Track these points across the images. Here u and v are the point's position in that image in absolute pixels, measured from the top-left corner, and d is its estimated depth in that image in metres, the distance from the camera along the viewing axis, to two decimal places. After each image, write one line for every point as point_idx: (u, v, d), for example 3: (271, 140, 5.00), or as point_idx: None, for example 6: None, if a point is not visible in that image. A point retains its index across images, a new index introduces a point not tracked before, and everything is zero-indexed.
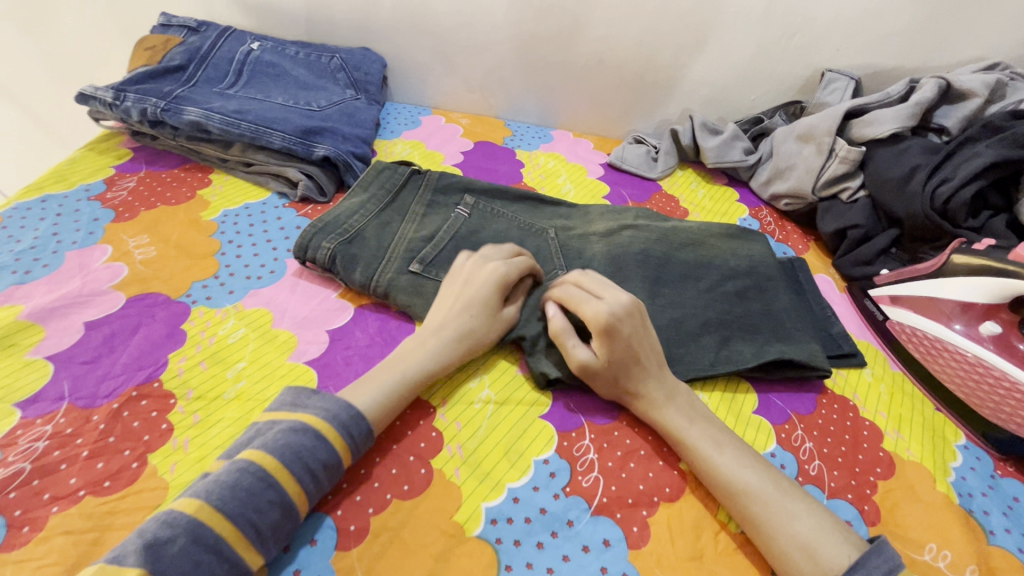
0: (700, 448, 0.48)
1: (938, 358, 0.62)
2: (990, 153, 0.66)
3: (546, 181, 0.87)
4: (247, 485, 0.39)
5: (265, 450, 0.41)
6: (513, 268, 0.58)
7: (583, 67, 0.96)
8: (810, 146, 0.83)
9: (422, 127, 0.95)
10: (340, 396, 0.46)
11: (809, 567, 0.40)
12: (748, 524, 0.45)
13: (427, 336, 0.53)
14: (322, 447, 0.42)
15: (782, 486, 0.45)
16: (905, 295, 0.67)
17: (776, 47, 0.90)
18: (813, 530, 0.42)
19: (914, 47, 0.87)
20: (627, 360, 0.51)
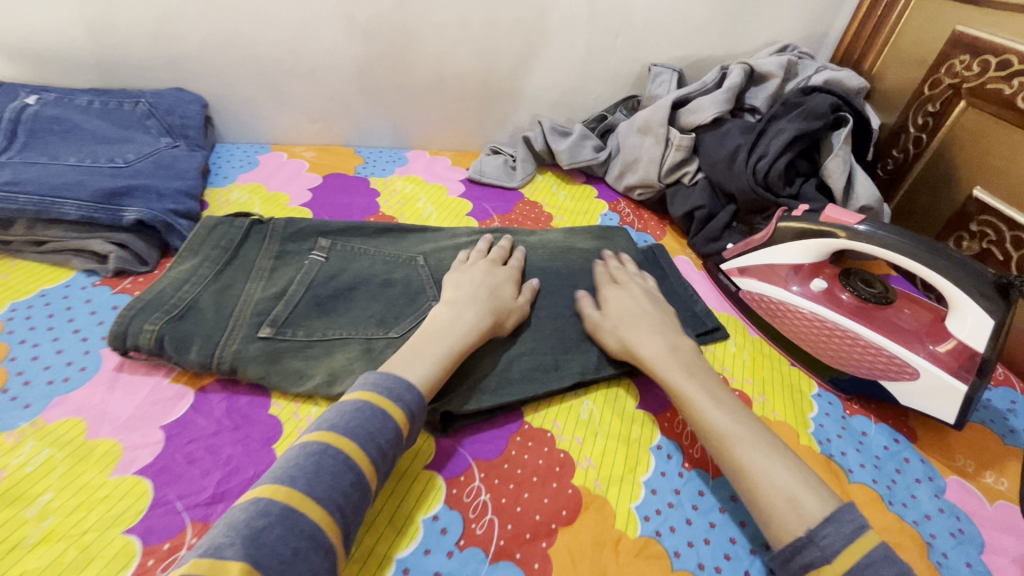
0: (697, 399, 0.52)
1: (784, 319, 0.68)
2: (792, 127, 0.74)
3: (405, 208, 0.83)
4: (331, 466, 0.40)
5: (342, 433, 0.42)
6: (512, 267, 0.67)
7: (426, 85, 0.94)
8: (649, 138, 0.88)
9: (260, 168, 0.87)
10: (392, 375, 0.48)
11: (790, 515, 0.43)
12: (736, 472, 0.47)
13: (464, 310, 0.57)
14: (389, 426, 0.44)
15: (767, 438, 0.49)
16: (750, 266, 0.72)
17: (605, 47, 0.94)
18: (789, 481, 0.45)
19: (719, 37, 0.95)
20: (626, 312, 0.62)
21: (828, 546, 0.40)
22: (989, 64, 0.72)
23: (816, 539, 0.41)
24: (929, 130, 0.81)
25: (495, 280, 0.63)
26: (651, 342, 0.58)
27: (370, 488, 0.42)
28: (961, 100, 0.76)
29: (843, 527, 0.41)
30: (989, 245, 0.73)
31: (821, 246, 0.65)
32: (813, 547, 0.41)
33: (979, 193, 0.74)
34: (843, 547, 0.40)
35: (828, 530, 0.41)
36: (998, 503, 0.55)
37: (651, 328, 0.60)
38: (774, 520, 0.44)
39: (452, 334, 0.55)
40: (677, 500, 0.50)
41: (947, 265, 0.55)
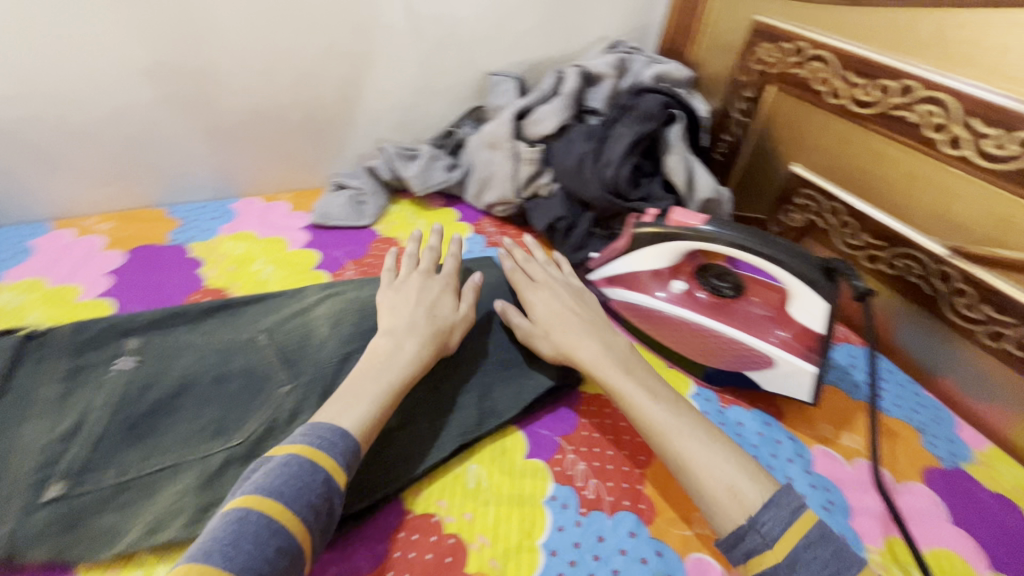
0: (632, 397, 0.52)
1: (656, 325, 0.68)
2: (630, 131, 0.74)
3: (237, 274, 0.72)
4: (253, 533, 0.38)
5: (264, 493, 0.40)
6: (445, 273, 0.65)
7: (241, 123, 0.82)
8: (499, 153, 0.85)
9: (36, 256, 0.70)
10: (325, 424, 0.46)
11: (731, 504, 0.44)
12: (676, 465, 0.48)
13: (403, 340, 0.55)
14: (320, 479, 0.42)
15: (704, 428, 0.50)
16: (616, 275, 0.71)
17: (436, 61, 0.89)
18: (724, 470, 0.46)
19: (551, 38, 0.94)
20: (555, 314, 0.62)
21: (770, 531, 0.42)
22: (786, 50, 0.78)
23: (757, 526, 0.42)
24: (749, 113, 0.86)
25: (433, 294, 0.61)
26: (583, 344, 0.58)
27: (299, 551, 0.39)
28: (770, 84, 0.82)
29: (782, 509, 0.43)
30: (812, 215, 0.80)
31: (673, 249, 0.65)
32: (756, 533, 0.42)
33: (797, 169, 0.80)
34: (784, 531, 0.42)
35: (767, 514, 0.43)
36: (855, 461, 0.60)
37: (581, 328, 0.60)
38: (719, 510, 0.45)
39: (391, 368, 0.52)
40: (579, 555, 0.48)
41: (796, 263, 0.57)
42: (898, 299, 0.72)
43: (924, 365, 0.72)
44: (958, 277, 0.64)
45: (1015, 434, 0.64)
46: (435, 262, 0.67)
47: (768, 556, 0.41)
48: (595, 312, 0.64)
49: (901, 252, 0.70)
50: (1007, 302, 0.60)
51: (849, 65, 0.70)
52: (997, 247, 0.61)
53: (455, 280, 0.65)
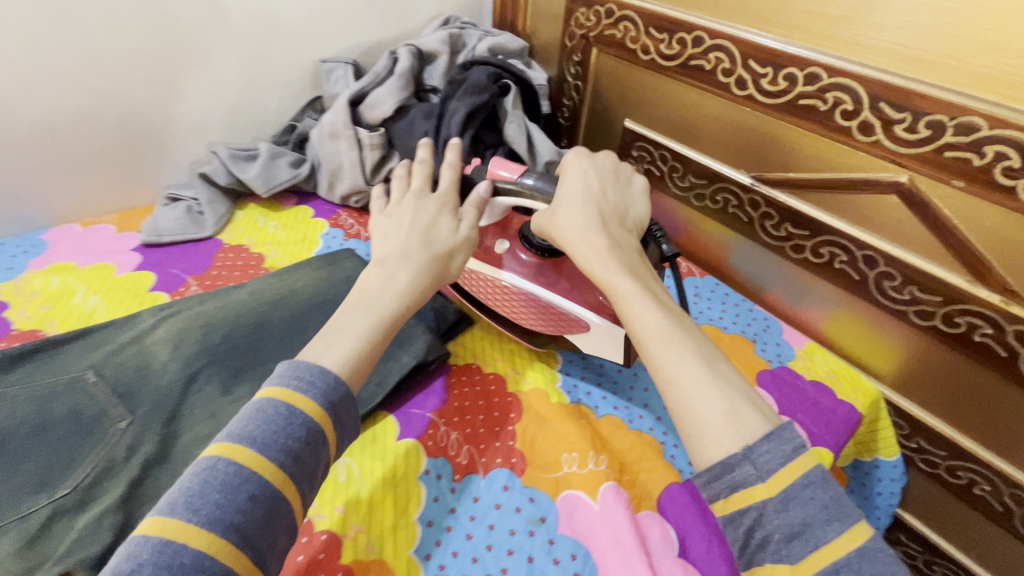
0: (634, 299, 0.49)
1: (489, 291, 0.66)
2: (464, 104, 0.75)
3: (56, 312, 0.65)
4: (221, 482, 0.36)
5: (236, 441, 0.38)
6: (444, 191, 0.61)
7: (32, 141, 0.72)
8: (342, 142, 0.82)
9: None
10: (308, 363, 0.43)
11: (728, 428, 0.41)
12: (663, 380, 0.45)
13: (395, 268, 0.52)
14: (297, 424, 0.39)
15: (709, 352, 0.46)
16: None
17: (259, 52, 0.83)
18: (715, 392, 0.43)
19: (382, 19, 0.92)
20: (577, 203, 0.57)
21: (765, 465, 0.39)
22: (600, 13, 0.83)
23: (753, 456, 0.40)
24: (581, 77, 0.90)
25: (428, 217, 0.57)
26: (593, 240, 0.54)
27: (278, 495, 0.37)
28: (593, 47, 0.86)
29: (784, 445, 0.40)
30: (648, 165, 0.87)
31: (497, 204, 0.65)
32: (750, 464, 0.39)
33: (629, 124, 0.86)
34: (779, 466, 0.39)
35: (767, 447, 0.40)
36: None
37: (593, 224, 0.55)
38: (704, 436, 0.42)
39: (381, 300, 0.49)
40: (454, 520, 0.50)
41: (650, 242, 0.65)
42: (726, 230, 0.81)
43: (753, 283, 0.81)
44: (765, 202, 0.73)
45: (827, 328, 0.75)
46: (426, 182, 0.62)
47: (757, 491, 0.39)
48: (620, 212, 0.59)
49: (720, 188, 0.78)
50: (802, 217, 0.70)
51: (651, 22, 0.76)
52: (789, 171, 0.70)
53: (453, 197, 0.61)
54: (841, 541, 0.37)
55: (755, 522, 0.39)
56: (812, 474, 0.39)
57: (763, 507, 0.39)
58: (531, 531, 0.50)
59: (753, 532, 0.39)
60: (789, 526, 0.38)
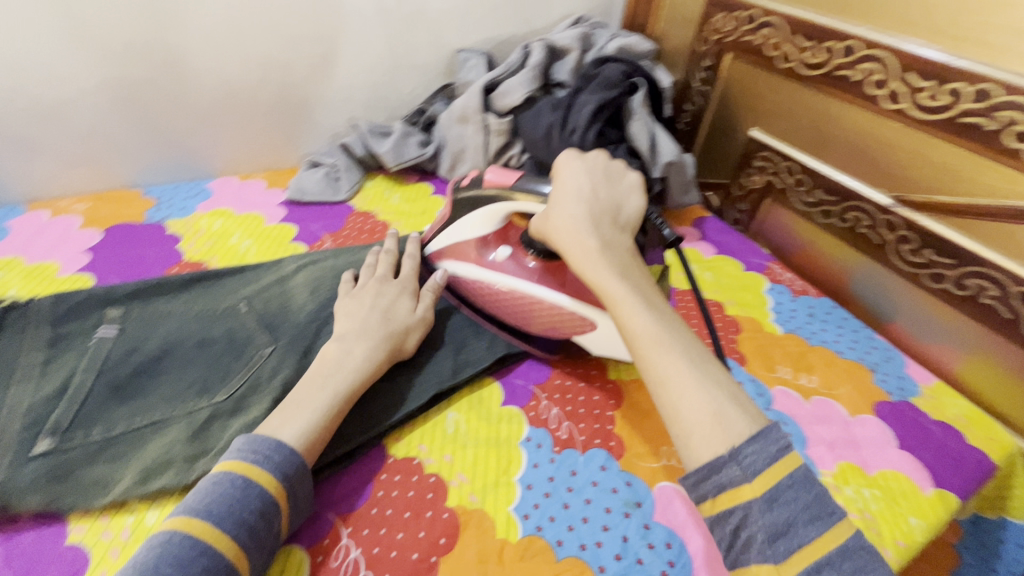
0: (624, 300, 0.46)
1: (486, 296, 0.64)
2: (594, 98, 0.77)
3: (215, 249, 0.73)
4: (174, 556, 0.37)
5: (192, 514, 0.39)
6: (404, 276, 0.63)
7: (210, 101, 0.81)
8: (470, 126, 0.86)
9: (13, 236, 0.71)
10: (265, 436, 0.45)
11: (716, 432, 0.39)
12: (655, 385, 0.42)
13: (352, 344, 0.54)
14: (252, 495, 0.41)
15: (700, 354, 0.43)
16: (444, 247, 0.67)
17: (403, 38, 0.88)
18: (704, 394, 0.40)
19: (520, 14, 0.94)
20: (569, 197, 0.53)
21: (751, 465, 0.38)
22: (740, 19, 0.82)
23: (738, 457, 0.38)
24: (709, 82, 0.89)
25: (387, 298, 0.60)
26: (583, 236, 0.50)
27: (231, 567, 0.38)
28: (727, 52, 0.85)
29: (769, 446, 0.38)
30: (770, 177, 0.84)
31: (495, 213, 0.61)
32: (735, 465, 0.38)
33: (755, 133, 0.84)
34: (765, 466, 0.38)
35: (752, 448, 0.38)
36: (813, 399, 0.64)
37: (586, 220, 0.51)
38: (692, 438, 0.39)
39: (338, 375, 0.51)
40: (553, 487, 0.51)
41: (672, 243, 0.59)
42: (851, 253, 0.77)
43: (876, 311, 0.76)
44: (903, 224, 0.69)
45: (959, 368, 0.69)
46: (391, 267, 0.64)
47: (744, 491, 0.37)
48: (618, 202, 0.54)
49: (850, 206, 0.74)
50: (946, 244, 0.65)
51: (796, 30, 0.74)
52: (936, 193, 0.65)
53: (412, 283, 0.63)
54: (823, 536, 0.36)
55: (740, 521, 0.37)
56: (795, 475, 0.38)
57: (748, 507, 0.37)
58: (626, 513, 0.50)
59: (740, 532, 0.37)
60: (775, 526, 0.36)
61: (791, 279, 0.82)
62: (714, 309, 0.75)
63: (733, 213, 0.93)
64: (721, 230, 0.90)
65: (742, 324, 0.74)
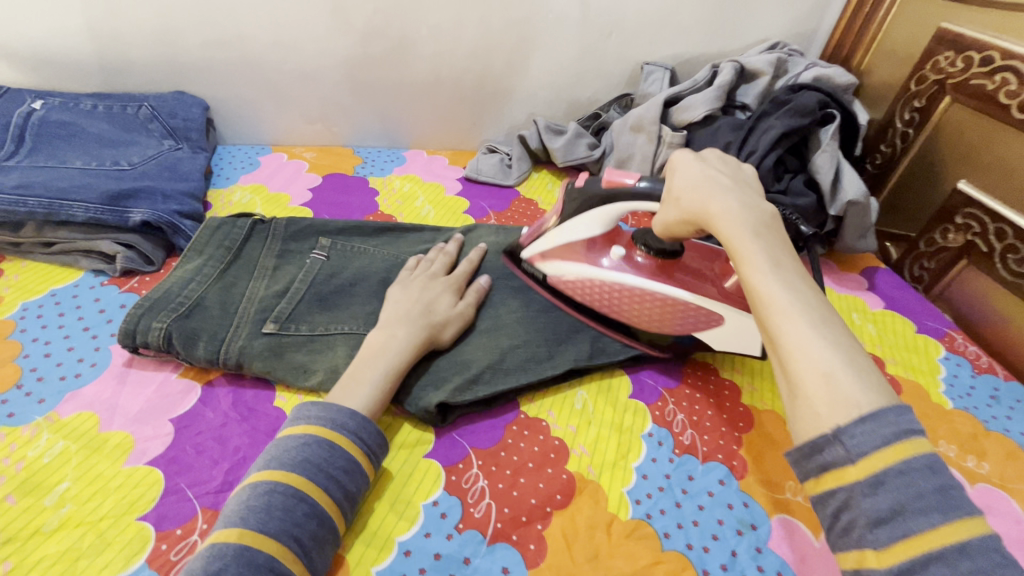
0: (748, 256, 0.40)
1: (604, 300, 0.63)
2: (781, 124, 0.75)
3: (403, 207, 0.85)
4: (281, 504, 0.41)
5: (287, 469, 0.43)
6: (454, 275, 0.65)
7: (421, 84, 0.94)
8: (642, 136, 0.89)
9: (261, 169, 0.89)
10: (341, 404, 0.48)
11: (825, 393, 0.33)
12: (771, 349, 0.37)
13: (393, 329, 0.56)
14: (338, 455, 0.45)
15: (828, 315, 0.36)
16: (550, 250, 0.66)
17: (597, 46, 0.93)
18: (822, 355, 0.34)
19: (714, 35, 0.94)
20: (692, 172, 0.49)
21: (856, 446, 0.31)
22: (973, 60, 0.74)
23: (842, 436, 0.32)
24: (916, 125, 0.82)
25: (432, 294, 0.61)
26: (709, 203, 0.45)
27: (328, 514, 0.43)
28: (947, 95, 0.78)
29: (884, 427, 0.31)
30: (973, 237, 0.75)
31: (603, 213, 0.61)
32: (837, 445, 0.32)
33: (962, 186, 0.76)
34: (875, 449, 0.31)
35: (859, 427, 0.32)
36: (978, 486, 0.57)
37: (709, 185, 0.46)
38: (801, 399, 0.34)
39: (386, 356, 0.53)
40: (668, 484, 0.52)
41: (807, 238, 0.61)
42: None
43: None
44: None
45: None
46: (446, 265, 0.66)
47: (848, 475, 0.32)
48: (742, 177, 0.49)
49: None
50: None
51: None
52: None
53: (460, 281, 0.64)
54: (938, 530, 0.29)
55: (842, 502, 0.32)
56: (916, 461, 0.30)
57: (852, 489, 0.32)
58: (739, 530, 0.50)
59: (841, 515, 0.32)
60: (876, 511, 0.30)
61: (975, 354, 0.72)
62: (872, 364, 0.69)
63: (914, 269, 0.84)
64: (895, 285, 0.82)
65: (902, 386, 0.67)
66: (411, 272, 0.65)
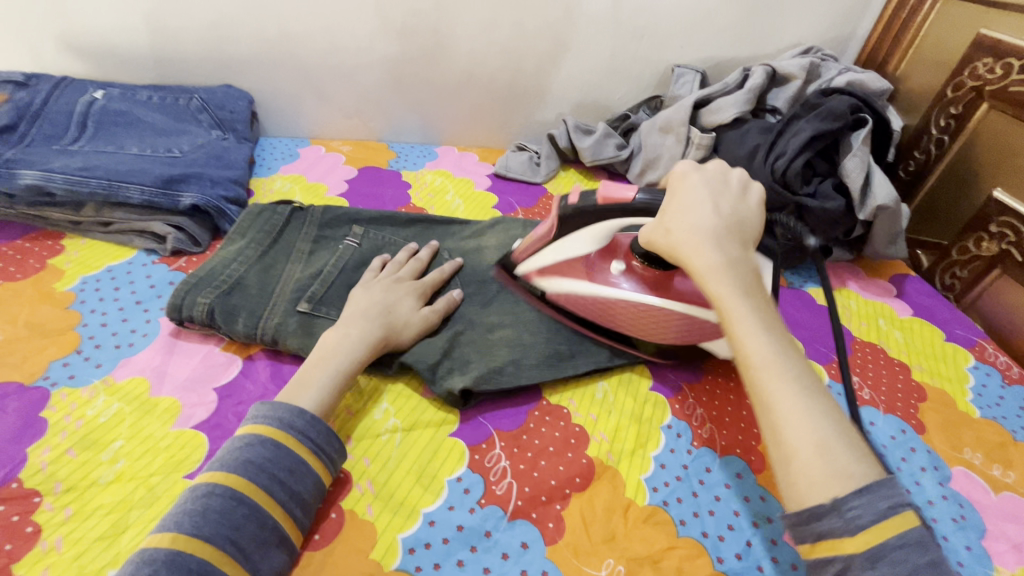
0: (739, 316, 0.42)
1: (651, 329, 0.61)
2: (810, 127, 0.76)
3: (434, 200, 0.88)
4: (218, 507, 0.40)
5: (226, 471, 0.42)
6: (421, 281, 0.64)
7: (455, 83, 0.97)
8: (671, 137, 0.90)
9: (301, 160, 0.93)
10: (287, 403, 0.48)
11: (819, 464, 0.36)
12: (762, 412, 0.39)
13: (344, 329, 0.55)
14: (283, 455, 0.44)
15: (811, 384, 0.39)
16: (547, 265, 0.64)
17: (628, 48, 0.95)
18: (811, 426, 0.37)
19: (746, 39, 0.95)
20: (688, 202, 0.48)
21: (854, 519, 0.34)
22: (1012, 67, 0.73)
23: (842, 509, 0.35)
24: (951, 132, 0.82)
25: (392, 296, 0.60)
26: (703, 246, 0.45)
27: (270, 515, 0.42)
28: (985, 102, 0.77)
29: (878, 500, 0.35)
30: (1008, 246, 0.74)
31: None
32: (837, 516, 0.35)
33: (998, 194, 0.75)
34: (871, 522, 0.34)
35: (858, 500, 0.35)
36: (1003, 494, 0.56)
37: (705, 225, 0.46)
38: (796, 462, 0.37)
39: (339, 355, 0.53)
40: (685, 474, 0.53)
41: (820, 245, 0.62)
42: None
43: None
44: None
45: None
46: (412, 271, 0.66)
47: (843, 543, 0.35)
48: (740, 211, 0.49)
49: None
50: None
51: None
52: None
53: (426, 287, 0.64)
54: None
55: None
56: None
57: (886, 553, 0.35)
58: (755, 522, 0.50)
59: None
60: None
61: (1006, 364, 0.71)
62: (897, 369, 0.69)
63: (945, 277, 0.84)
64: (924, 292, 0.81)
65: (927, 393, 0.67)
66: (375, 274, 0.64)
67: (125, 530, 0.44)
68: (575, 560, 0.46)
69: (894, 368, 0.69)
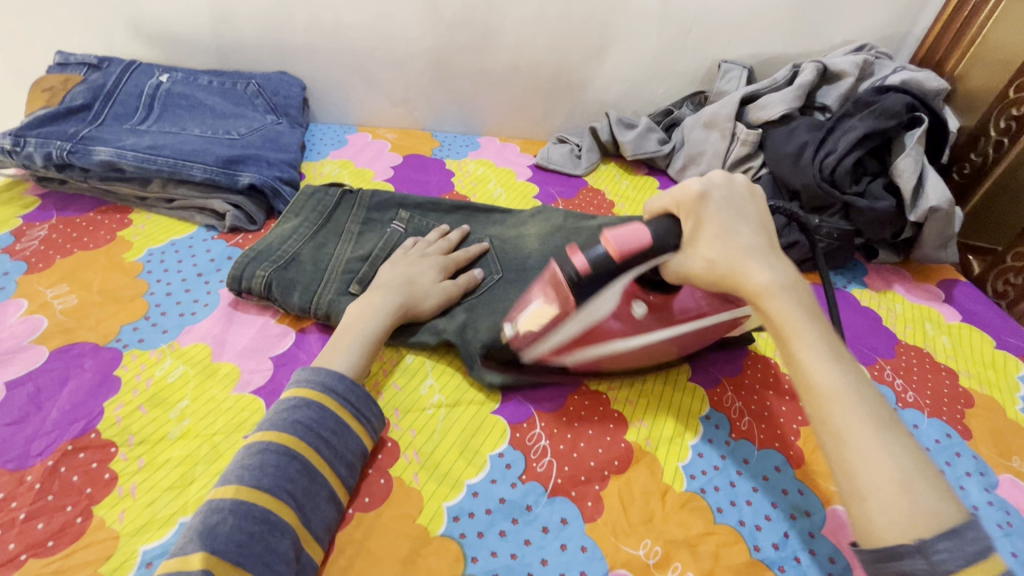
0: (808, 344, 0.40)
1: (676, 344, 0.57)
2: (863, 125, 0.75)
3: (476, 188, 0.90)
4: (273, 462, 0.43)
5: (278, 430, 0.45)
6: (449, 257, 0.66)
7: (501, 74, 0.98)
8: (715, 133, 0.90)
9: (349, 146, 0.96)
10: (327, 369, 0.50)
11: (905, 502, 0.34)
12: (838, 449, 0.37)
13: (370, 299, 0.58)
14: (327, 417, 0.47)
15: (886, 413, 0.38)
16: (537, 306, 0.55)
17: (675, 43, 0.95)
18: (893, 462, 0.36)
19: (798, 35, 0.93)
20: (723, 222, 0.46)
21: (941, 563, 0.33)
22: None
23: (927, 551, 0.33)
24: (1011, 134, 0.80)
25: (419, 271, 0.63)
26: (754, 270, 0.43)
27: (319, 473, 0.45)
28: None
29: (965, 545, 0.33)
30: None
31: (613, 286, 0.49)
32: (922, 557, 0.33)
33: None
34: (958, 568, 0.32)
35: (944, 543, 0.33)
36: None
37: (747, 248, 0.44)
38: (880, 505, 0.35)
39: (369, 322, 0.56)
40: (723, 463, 0.54)
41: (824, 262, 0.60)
42: None
43: None
44: None
45: None
46: (442, 249, 0.68)
47: None
48: (773, 228, 0.47)
49: None
50: None
51: None
52: None
53: (453, 263, 0.66)
54: None
55: None
56: None
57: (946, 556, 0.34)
58: (793, 515, 0.50)
59: None
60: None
61: None
62: (943, 374, 0.68)
63: (998, 284, 0.84)
64: (975, 298, 0.79)
65: (975, 399, 0.65)
66: (406, 251, 0.67)
67: (192, 482, 0.47)
68: (614, 538, 0.47)
69: (940, 373, 0.68)
